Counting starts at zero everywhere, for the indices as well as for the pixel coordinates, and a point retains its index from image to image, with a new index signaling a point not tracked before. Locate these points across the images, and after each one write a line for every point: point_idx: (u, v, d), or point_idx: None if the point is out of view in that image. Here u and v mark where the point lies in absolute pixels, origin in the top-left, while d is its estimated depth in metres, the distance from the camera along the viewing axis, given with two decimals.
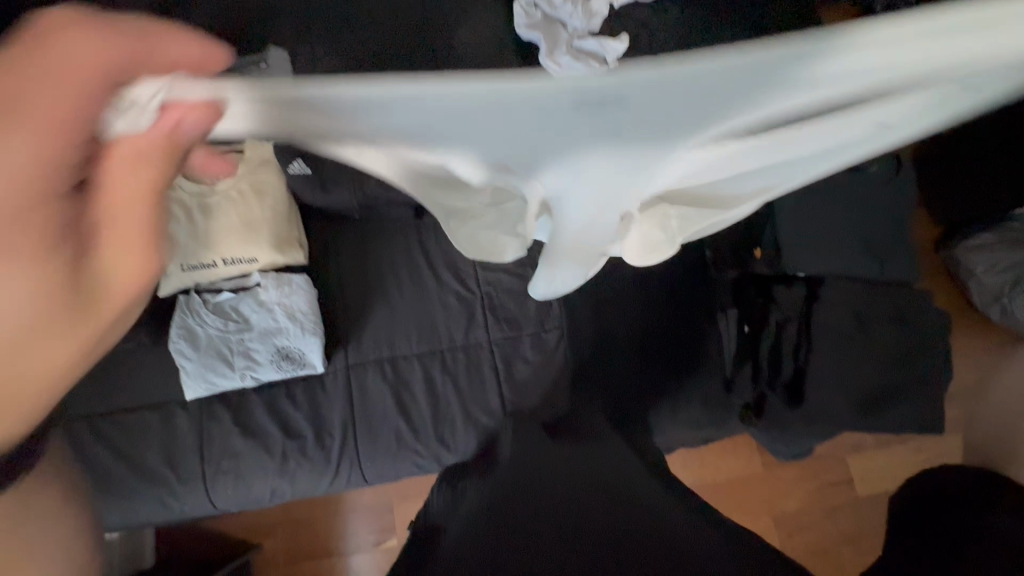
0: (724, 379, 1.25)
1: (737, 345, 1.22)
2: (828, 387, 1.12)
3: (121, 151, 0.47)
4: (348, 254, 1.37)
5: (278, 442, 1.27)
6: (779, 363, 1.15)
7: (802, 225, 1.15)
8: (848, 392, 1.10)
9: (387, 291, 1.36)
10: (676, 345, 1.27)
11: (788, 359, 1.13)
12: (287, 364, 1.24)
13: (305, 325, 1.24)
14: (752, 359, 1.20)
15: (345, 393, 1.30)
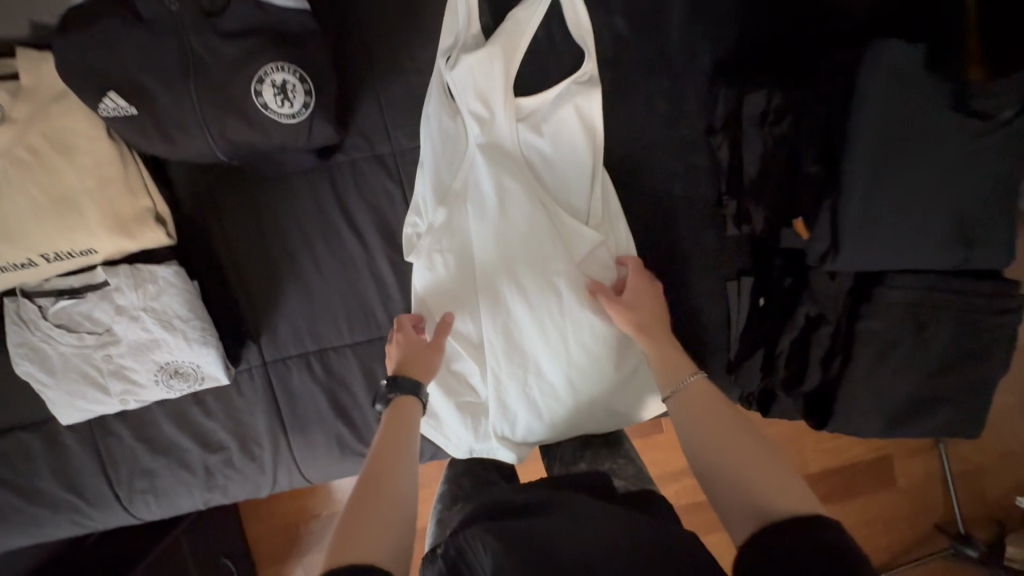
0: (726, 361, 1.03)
1: (751, 324, 0.98)
2: (864, 399, 0.89)
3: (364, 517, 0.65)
4: (244, 220, 1.03)
5: (198, 457, 1.07)
6: (802, 369, 0.93)
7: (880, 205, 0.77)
8: (879, 407, 0.89)
9: (300, 264, 1.05)
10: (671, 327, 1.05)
11: (813, 367, 0.92)
12: (179, 382, 0.96)
13: (189, 335, 0.93)
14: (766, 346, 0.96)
15: (267, 396, 1.07)
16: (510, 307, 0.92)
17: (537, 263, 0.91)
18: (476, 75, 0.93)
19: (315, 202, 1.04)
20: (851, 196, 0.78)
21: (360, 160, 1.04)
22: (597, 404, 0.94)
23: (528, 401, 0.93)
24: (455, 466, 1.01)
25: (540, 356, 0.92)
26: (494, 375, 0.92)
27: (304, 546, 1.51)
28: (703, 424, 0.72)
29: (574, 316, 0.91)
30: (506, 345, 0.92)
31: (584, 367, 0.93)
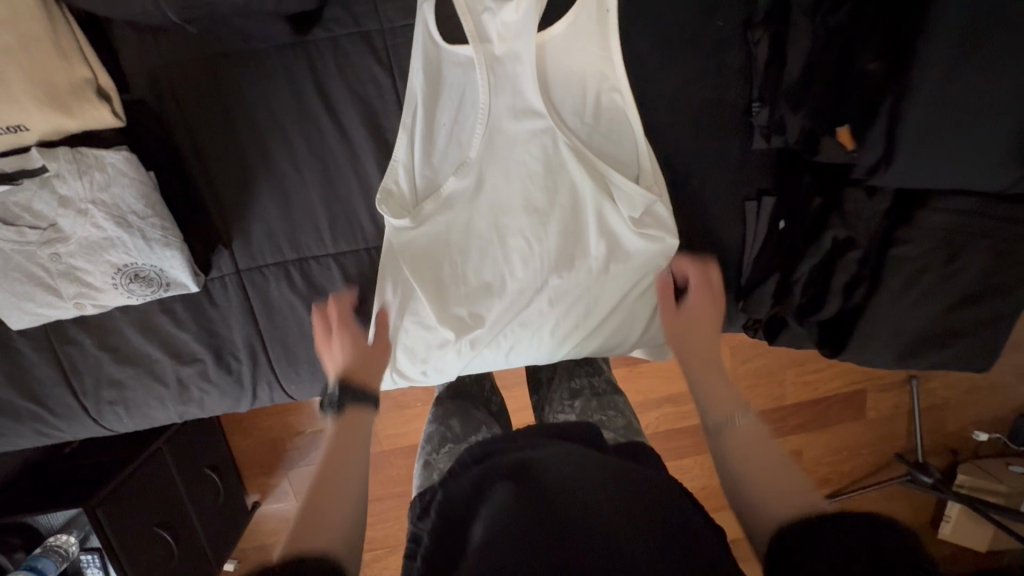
0: (734, 289, 0.99)
1: (766, 246, 0.93)
2: (881, 326, 0.85)
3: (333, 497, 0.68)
4: (206, 103, 0.89)
5: (169, 368, 1.00)
6: (821, 297, 0.88)
7: (940, 119, 0.69)
8: (896, 334, 0.85)
9: (275, 161, 0.93)
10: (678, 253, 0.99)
11: (833, 294, 0.87)
12: (141, 288, 0.86)
13: (148, 234, 0.82)
14: (782, 272, 0.90)
15: (243, 305, 0.98)
16: (508, 248, 0.96)
17: (535, 211, 0.94)
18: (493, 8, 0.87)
19: (290, 88, 0.90)
20: (922, 90, 0.69)
21: (341, 38, 0.89)
22: (583, 341, 1.02)
23: (518, 339, 1.01)
24: (446, 406, 1.02)
25: (534, 297, 0.98)
26: (488, 312, 0.98)
27: (287, 460, 1.50)
28: (734, 440, 0.73)
29: (567, 266, 0.96)
30: (501, 287, 0.97)
31: (573, 307, 0.99)
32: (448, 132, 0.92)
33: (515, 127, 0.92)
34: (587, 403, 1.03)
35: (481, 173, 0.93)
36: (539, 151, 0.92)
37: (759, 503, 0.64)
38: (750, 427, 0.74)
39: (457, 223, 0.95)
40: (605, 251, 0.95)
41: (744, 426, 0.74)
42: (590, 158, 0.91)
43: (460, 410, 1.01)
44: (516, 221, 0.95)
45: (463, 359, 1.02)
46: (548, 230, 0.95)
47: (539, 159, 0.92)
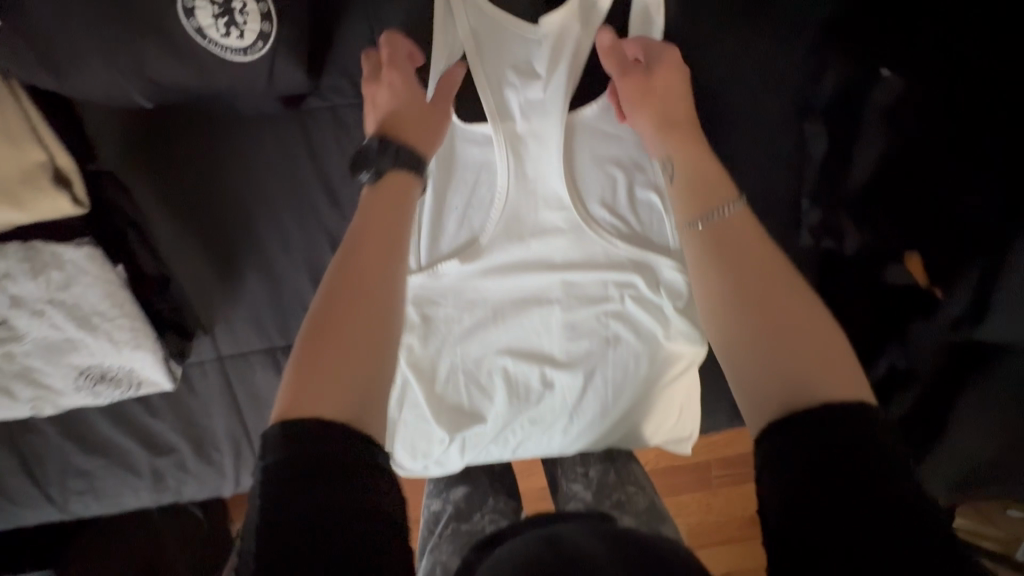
0: None
1: None
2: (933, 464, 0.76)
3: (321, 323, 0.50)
4: (185, 177, 0.78)
5: (143, 457, 0.90)
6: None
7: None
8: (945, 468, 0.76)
9: (265, 242, 0.82)
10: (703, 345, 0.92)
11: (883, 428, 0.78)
12: (108, 387, 0.76)
13: (115, 335, 0.72)
14: None
15: (225, 394, 0.88)
16: (523, 343, 0.86)
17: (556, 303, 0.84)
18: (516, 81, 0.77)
19: (285, 164, 0.79)
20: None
21: (341, 108, 0.77)
22: (600, 435, 0.93)
23: (531, 433, 0.91)
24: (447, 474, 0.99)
25: (550, 393, 0.88)
26: (499, 408, 0.89)
27: None
28: (724, 264, 0.55)
29: (588, 363, 0.87)
30: (514, 383, 0.88)
31: (591, 407, 0.90)
32: (459, 218, 0.82)
33: (534, 216, 0.81)
34: (605, 474, 0.92)
35: (493, 263, 0.83)
36: (562, 241, 0.82)
37: (750, 382, 0.49)
38: (746, 226, 0.58)
39: (465, 313, 0.86)
40: (629, 351, 0.87)
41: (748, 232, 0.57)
42: (620, 251, 0.82)
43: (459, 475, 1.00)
44: (532, 316, 0.85)
45: (468, 451, 0.93)
46: (569, 325, 0.85)
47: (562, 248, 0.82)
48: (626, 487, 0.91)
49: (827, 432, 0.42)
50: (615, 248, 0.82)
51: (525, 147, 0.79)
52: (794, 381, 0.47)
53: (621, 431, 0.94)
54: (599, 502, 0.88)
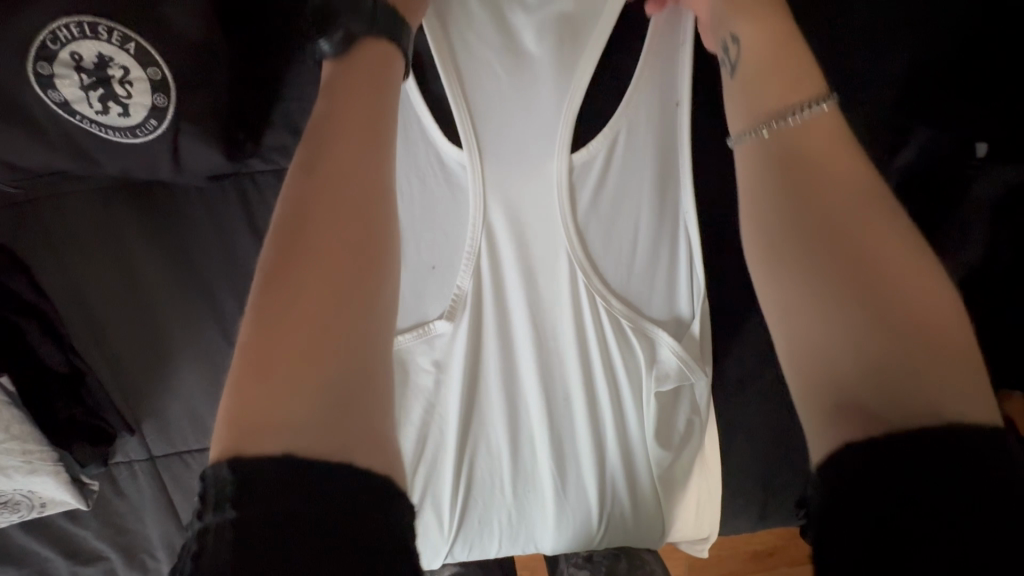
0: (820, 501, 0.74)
1: None
2: None
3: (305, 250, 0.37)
4: (96, 253, 0.63)
5: (65, 568, 0.76)
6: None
7: None
8: None
9: (199, 327, 0.68)
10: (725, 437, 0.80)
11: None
12: (3, 511, 0.62)
13: (4, 459, 0.57)
14: None
15: (160, 499, 0.74)
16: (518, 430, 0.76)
17: (556, 386, 0.73)
18: (515, 126, 0.63)
19: (220, 236, 0.64)
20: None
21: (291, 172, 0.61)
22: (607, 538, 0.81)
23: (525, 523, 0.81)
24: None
25: (549, 484, 0.78)
26: (486, 498, 0.79)
27: None
28: (789, 208, 0.40)
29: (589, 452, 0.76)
30: (510, 472, 0.78)
31: (583, 501, 0.79)
32: (435, 295, 0.69)
33: (523, 291, 0.69)
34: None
35: (481, 348, 0.72)
36: (562, 317, 0.70)
37: (816, 354, 0.37)
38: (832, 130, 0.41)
39: (444, 398, 0.73)
40: (625, 441, 0.76)
41: (824, 134, 0.41)
42: (611, 328, 0.70)
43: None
44: (529, 398, 0.74)
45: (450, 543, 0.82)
46: (569, 408, 0.75)
47: (559, 322, 0.71)
48: None
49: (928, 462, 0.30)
50: (617, 316, 0.70)
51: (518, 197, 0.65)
52: (900, 378, 0.34)
53: (627, 533, 0.81)
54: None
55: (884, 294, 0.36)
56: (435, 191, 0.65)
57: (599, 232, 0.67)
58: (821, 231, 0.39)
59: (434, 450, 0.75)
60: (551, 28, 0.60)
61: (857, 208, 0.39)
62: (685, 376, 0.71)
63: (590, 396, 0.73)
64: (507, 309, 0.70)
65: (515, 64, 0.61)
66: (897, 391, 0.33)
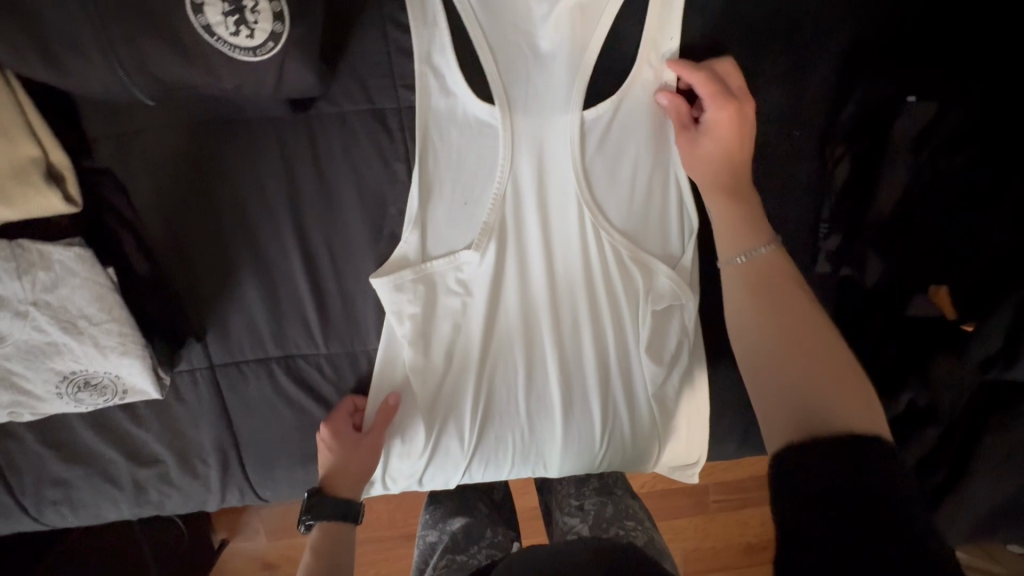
0: None
1: None
2: (977, 503, 0.73)
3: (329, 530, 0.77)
4: (183, 178, 0.75)
5: (125, 469, 0.86)
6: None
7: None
8: (983, 496, 0.72)
9: (261, 247, 0.79)
10: (713, 368, 0.90)
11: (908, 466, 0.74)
12: (91, 396, 0.72)
13: (102, 341, 0.68)
14: None
15: (215, 405, 0.84)
16: (531, 355, 0.86)
17: (564, 312, 0.84)
18: (537, 79, 0.74)
19: (286, 164, 0.76)
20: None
21: (350, 115, 0.75)
22: (606, 457, 0.91)
23: (535, 445, 0.90)
24: (445, 504, 1.13)
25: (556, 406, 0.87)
26: (501, 419, 0.88)
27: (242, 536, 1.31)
28: (751, 313, 0.57)
29: (594, 375, 0.86)
30: (522, 394, 0.87)
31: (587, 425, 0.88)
32: (464, 227, 0.79)
33: (540, 227, 0.80)
34: (602, 508, 1.05)
35: (501, 278, 0.82)
36: (573, 249, 0.81)
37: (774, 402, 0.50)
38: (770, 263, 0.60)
39: (467, 323, 0.84)
40: (624, 366, 0.86)
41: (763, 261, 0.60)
42: (614, 261, 0.81)
43: (460, 502, 1.13)
44: (540, 323, 0.85)
45: (465, 462, 0.91)
46: (578, 334, 0.84)
47: (570, 253, 0.81)
48: (622, 521, 1.04)
49: (854, 460, 0.42)
50: (620, 249, 0.80)
51: (536, 141, 0.76)
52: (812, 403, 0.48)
53: (624, 453, 0.91)
54: (596, 532, 1.01)
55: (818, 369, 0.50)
56: (469, 137, 0.76)
57: (602, 172, 0.77)
58: (763, 331, 0.55)
59: (455, 366, 0.86)
60: (566, 12, 0.72)
61: (794, 313, 0.55)
62: (677, 298, 0.81)
63: (594, 320, 0.83)
64: (525, 241, 0.81)
65: (537, 25, 0.73)
66: (822, 416, 0.46)
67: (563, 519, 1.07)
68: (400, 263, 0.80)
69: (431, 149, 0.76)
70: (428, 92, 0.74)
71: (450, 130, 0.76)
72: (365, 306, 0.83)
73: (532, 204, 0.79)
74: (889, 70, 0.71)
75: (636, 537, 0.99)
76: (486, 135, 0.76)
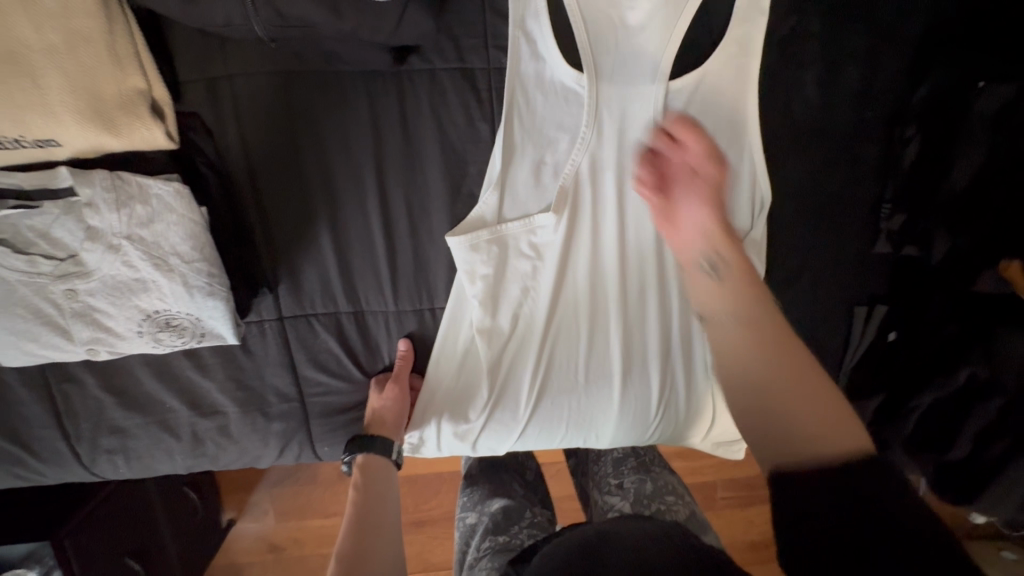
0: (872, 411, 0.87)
1: (893, 364, 0.84)
2: None
3: (367, 468, 0.83)
4: (271, 127, 0.76)
5: (184, 418, 0.86)
6: (951, 434, 0.81)
7: None
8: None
9: (340, 199, 0.80)
10: None
11: (964, 436, 0.80)
12: (170, 337, 0.72)
13: (190, 281, 0.68)
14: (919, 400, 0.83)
15: (281, 359, 0.84)
16: (594, 322, 0.87)
17: (631, 279, 0.85)
18: (625, 47, 0.76)
19: (373, 118, 0.77)
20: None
21: (440, 73, 0.76)
22: (660, 429, 0.92)
23: (591, 417, 0.91)
24: (482, 487, 1.11)
25: (616, 374, 0.88)
26: (560, 385, 0.89)
27: (268, 511, 1.29)
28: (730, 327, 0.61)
29: (655, 344, 0.87)
30: (584, 360, 0.88)
31: (645, 396, 0.90)
32: (541, 191, 0.81)
33: (616, 193, 0.81)
34: (642, 485, 1.04)
35: (572, 244, 0.84)
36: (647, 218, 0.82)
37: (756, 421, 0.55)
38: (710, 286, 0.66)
39: (535, 287, 0.85)
40: (686, 336, 0.88)
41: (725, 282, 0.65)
42: None
43: (496, 484, 1.11)
44: (607, 288, 0.86)
45: (523, 432, 0.90)
46: (644, 302, 0.86)
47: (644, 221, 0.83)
48: (664, 497, 1.02)
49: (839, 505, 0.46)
50: None
51: (619, 108, 0.78)
52: (803, 434, 0.52)
53: (678, 425, 0.92)
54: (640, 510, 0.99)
55: (778, 376, 0.55)
56: (554, 102, 0.78)
57: None
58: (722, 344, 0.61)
59: (520, 329, 0.86)
60: None
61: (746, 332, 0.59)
62: None
63: (660, 289, 0.85)
64: (600, 208, 0.82)
65: None
66: (802, 439, 0.51)
67: (602, 499, 1.06)
68: (476, 223, 0.81)
69: (516, 111, 0.77)
70: (520, 56, 0.76)
71: (537, 92, 0.77)
72: (440, 268, 0.84)
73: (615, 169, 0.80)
74: (964, 56, 0.75)
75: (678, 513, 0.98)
76: (571, 100, 0.78)
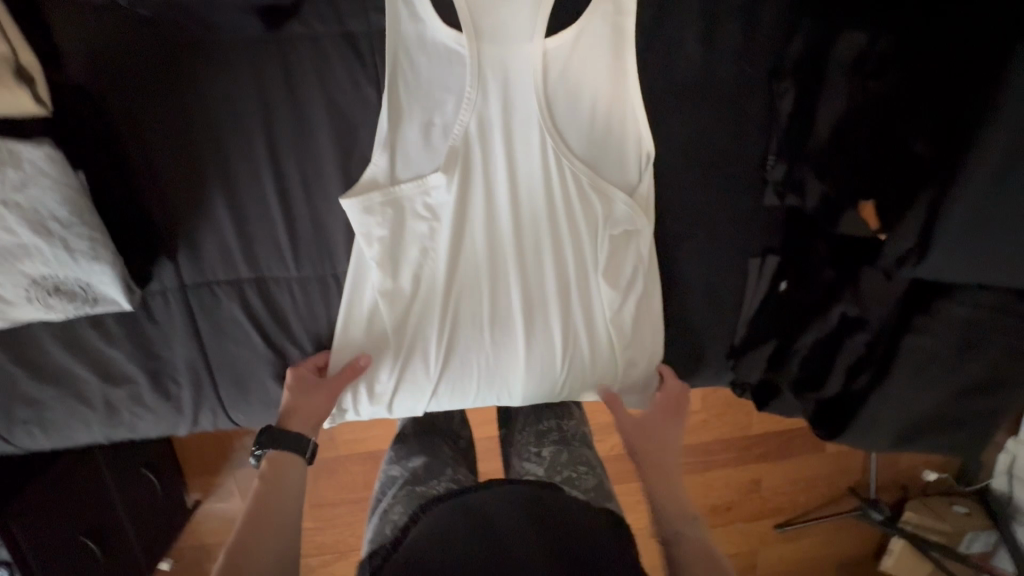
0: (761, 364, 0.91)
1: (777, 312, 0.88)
2: (894, 415, 0.84)
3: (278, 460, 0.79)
4: (155, 95, 0.77)
5: (95, 387, 0.88)
6: (825, 373, 0.86)
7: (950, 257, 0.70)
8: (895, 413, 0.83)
9: (231, 167, 0.81)
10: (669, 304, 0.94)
11: (837, 373, 0.85)
12: (61, 303, 0.73)
13: (72, 245, 0.69)
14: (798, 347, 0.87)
15: (187, 327, 0.86)
16: (495, 282, 0.89)
17: (527, 238, 0.87)
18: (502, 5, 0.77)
19: (256, 83, 0.78)
20: (986, 158, 0.64)
21: (321, 36, 0.78)
22: (567, 386, 0.94)
23: (498, 377, 0.93)
24: (410, 444, 1.14)
25: (519, 332, 0.91)
26: (466, 345, 0.91)
27: (211, 486, 1.32)
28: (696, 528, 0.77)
29: (555, 302, 0.90)
30: (487, 319, 0.90)
31: (549, 354, 0.92)
32: (431, 153, 0.82)
33: (504, 152, 0.83)
34: (557, 454, 1.08)
35: (466, 206, 0.85)
36: (536, 176, 0.84)
37: None
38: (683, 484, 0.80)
39: (434, 250, 0.87)
40: (585, 294, 0.90)
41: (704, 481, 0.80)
42: (576, 188, 0.85)
43: (424, 444, 1.14)
44: (504, 247, 0.88)
45: (433, 392, 0.93)
46: (541, 261, 0.88)
47: (534, 180, 0.85)
48: (577, 466, 1.05)
49: None
50: (581, 176, 0.84)
51: (501, 68, 0.80)
52: None
53: (585, 383, 0.95)
54: (551, 474, 1.02)
55: None
56: (437, 63, 0.79)
57: (564, 101, 0.81)
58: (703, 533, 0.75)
59: (422, 290, 0.89)
60: None
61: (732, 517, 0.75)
62: (634, 226, 0.85)
63: (556, 247, 0.87)
64: (491, 169, 0.84)
65: None
66: None
67: (520, 465, 1.09)
68: (368, 187, 0.82)
69: (400, 73, 0.79)
70: (399, 18, 0.77)
71: (419, 54, 0.79)
72: (337, 233, 0.86)
73: (500, 128, 0.82)
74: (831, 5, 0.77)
75: (586, 480, 1.01)
76: (453, 60, 0.79)
